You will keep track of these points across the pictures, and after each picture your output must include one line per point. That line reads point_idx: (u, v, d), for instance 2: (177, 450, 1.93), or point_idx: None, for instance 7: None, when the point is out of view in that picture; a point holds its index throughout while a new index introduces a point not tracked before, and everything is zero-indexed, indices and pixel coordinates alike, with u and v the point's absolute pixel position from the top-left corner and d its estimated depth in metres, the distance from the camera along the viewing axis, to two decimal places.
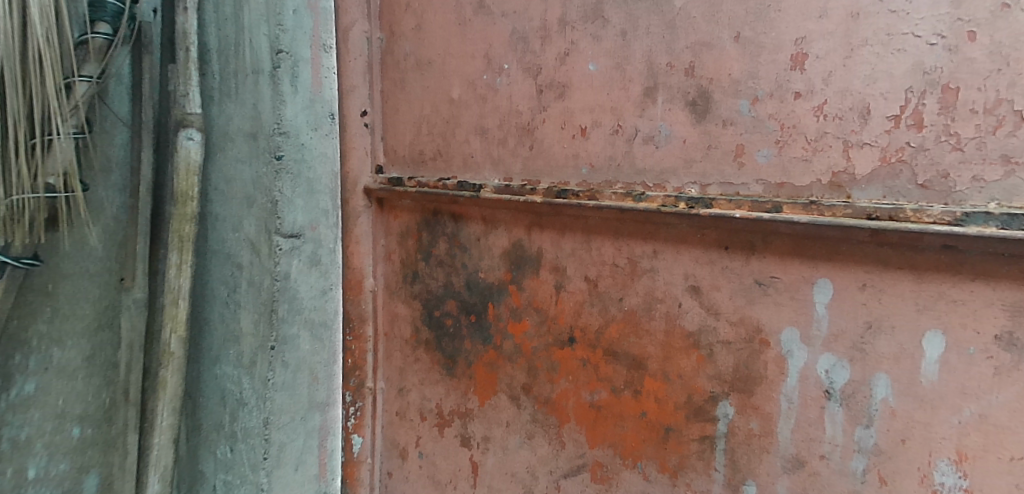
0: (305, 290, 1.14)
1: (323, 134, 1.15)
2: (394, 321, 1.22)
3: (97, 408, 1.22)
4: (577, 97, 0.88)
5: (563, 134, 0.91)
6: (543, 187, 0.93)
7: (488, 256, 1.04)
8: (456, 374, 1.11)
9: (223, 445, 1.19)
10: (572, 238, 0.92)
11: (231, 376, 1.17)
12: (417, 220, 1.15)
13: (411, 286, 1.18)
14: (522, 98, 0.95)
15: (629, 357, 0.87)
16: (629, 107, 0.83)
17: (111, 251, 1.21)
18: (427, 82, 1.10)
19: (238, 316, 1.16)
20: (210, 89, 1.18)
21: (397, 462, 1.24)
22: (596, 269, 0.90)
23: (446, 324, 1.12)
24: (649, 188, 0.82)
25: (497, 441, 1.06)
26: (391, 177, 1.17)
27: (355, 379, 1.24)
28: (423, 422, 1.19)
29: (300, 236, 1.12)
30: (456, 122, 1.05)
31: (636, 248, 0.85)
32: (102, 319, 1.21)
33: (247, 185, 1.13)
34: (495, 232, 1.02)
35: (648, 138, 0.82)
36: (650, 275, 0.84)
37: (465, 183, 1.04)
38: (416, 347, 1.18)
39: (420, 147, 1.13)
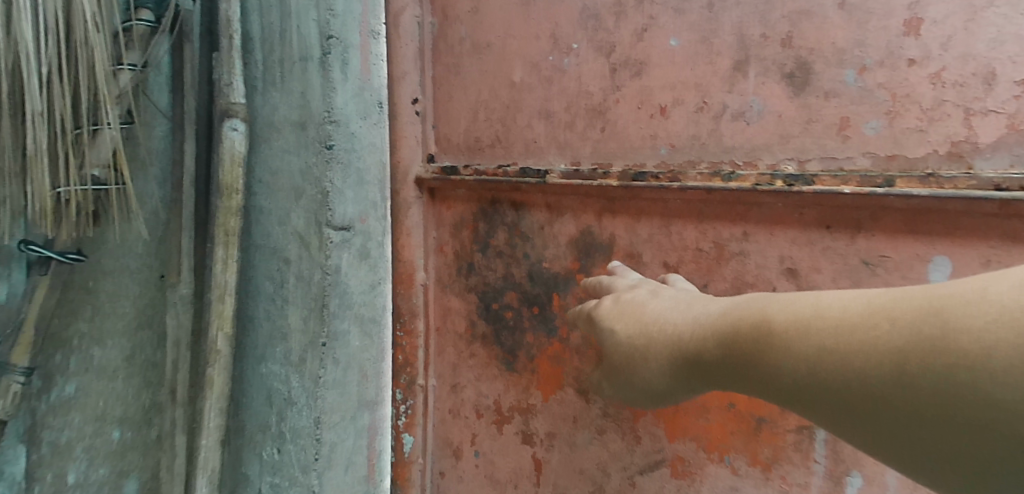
0: (355, 284, 1.10)
1: (371, 123, 1.11)
2: (447, 315, 1.18)
3: (138, 410, 1.18)
4: (656, 75, 0.86)
5: (639, 114, 0.89)
6: (617, 171, 0.90)
7: (554, 245, 1.00)
8: (517, 369, 1.07)
9: (270, 447, 1.15)
10: (650, 223, 0.89)
11: (278, 374, 1.13)
12: (472, 210, 1.11)
13: (465, 278, 1.14)
14: (593, 78, 0.92)
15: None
16: (716, 82, 0.82)
17: (152, 247, 1.17)
18: (485, 66, 1.06)
19: (285, 311, 1.12)
20: (255, 78, 1.14)
21: (451, 461, 1.20)
22: (676, 254, 0.87)
23: (506, 317, 1.08)
24: (738, 166, 0.81)
25: (563, 437, 1.02)
26: (444, 166, 1.13)
27: (406, 375, 1.20)
28: (480, 420, 1.15)
29: (351, 229, 1.08)
30: (518, 106, 1.02)
31: (723, 231, 0.83)
32: (142, 317, 1.17)
33: (295, 176, 1.09)
34: (562, 219, 0.98)
35: (738, 114, 0.80)
36: (739, 259, 0.82)
37: (529, 169, 1.00)
38: (472, 341, 1.14)
39: (476, 134, 1.09)
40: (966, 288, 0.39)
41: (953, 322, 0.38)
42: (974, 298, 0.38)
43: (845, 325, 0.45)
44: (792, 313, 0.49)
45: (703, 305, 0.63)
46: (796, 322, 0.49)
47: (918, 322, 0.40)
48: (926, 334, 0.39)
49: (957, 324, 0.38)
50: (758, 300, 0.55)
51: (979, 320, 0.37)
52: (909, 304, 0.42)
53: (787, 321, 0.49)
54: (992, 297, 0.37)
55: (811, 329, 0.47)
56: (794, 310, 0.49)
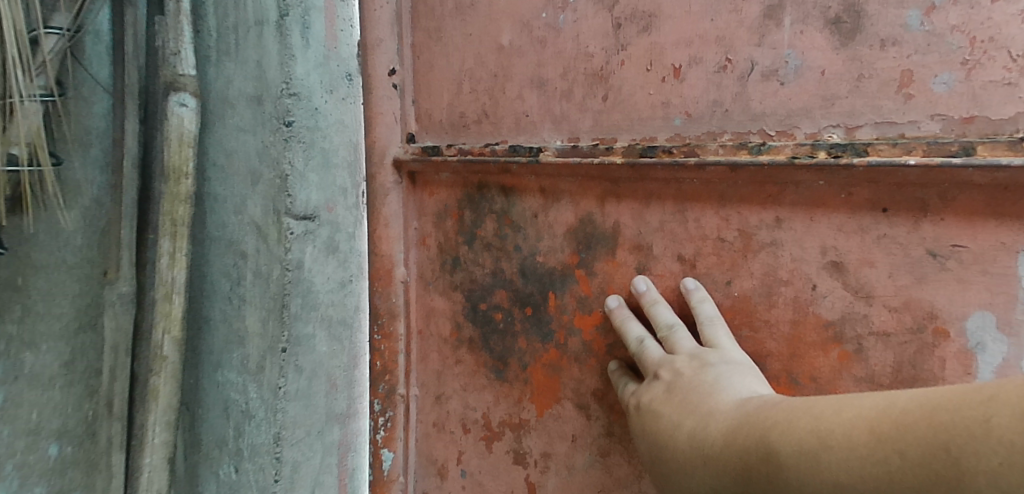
0: (321, 282, 0.95)
1: (339, 98, 0.96)
2: (430, 317, 1.00)
3: (79, 422, 1.01)
4: (668, 29, 0.73)
5: (649, 77, 0.75)
6: (622, 146, 0.77)
7: (549, 236, 0.85)
8: (509, 380, 0.91)
9: (227, 464, 1.00)
10: (661, 208, 0.76)
11: (235, 382, 0.99)
12: (457, 197, 0.95)
13: (450, 275, 0.97)
14: (593, 36, 0.79)
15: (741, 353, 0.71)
16: (742, 35, 0.68)
17: (92, 239, 0.99)
18: (469, 28, 0.91)
19: (243, 312, 0.98)
20: (206, 49, 1.00)
21: (435, 482, 1.01)
22: (694, 246, 0.74)
23: (495, 320, 0.91)
24: (770, 136, 0.67)
25: (560, 459, 0.86)
26: (425, 146, 0.97)
27: (385, 384, 1.02)
28: (466, 436, 0.97)
29: (315, 218, 0.93)
30: (506, 74, 0.87)
31: (750, 217, 0.70)
32: (84, 318, 1.00)
33: (251, 158, 0.95)
34: (558, 205, 0.83)
35: (771, 72, 0.67)
36: (771, 250, 0.69)
37: (519, 146, 0.86)
38: (457, 347, 0.97)
39: (459, 108, 0.94)
40: (966, 418, 0.39)
41: (963, 460, 0.38)
42: (979, 430, 0.38)
43: (853, 459, 0.45)
44: (797, 446, 0.50)
45: (711, 403, 0.64)
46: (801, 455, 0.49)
47: (929, 459, 0.40)
48: (941, 475, 0.39)
49: (969, 465, 0.37)
50: (765, 420, 0.56)
51: (991, 462, 0.36)
52: (914, 437, 0.42)
53: (795, 456, 0.50)
54: (997, 433, 0.37)
55: (819, 463, 0.47)
56: (799, 442, 0.50)
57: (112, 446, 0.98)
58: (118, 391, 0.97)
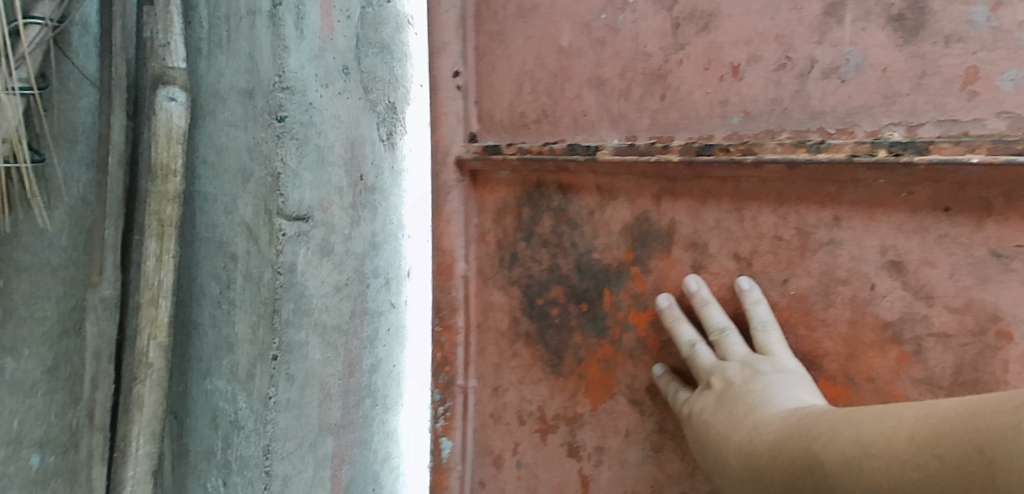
0: (314, 286, 1.03)
1: (335, 92, 1.04)
2: (488, 311, 1.03)
3: (61, 432, 1.10)
4: (727, 28, 0.77)
5: (707, 76, 0.79)
6: (679, 144, 0.80)
7: (605, 233, 0.89)
8: (563, 373, 0.95)
9: (213, 477, 1.09)
10: (717, 207, 0.79)
11: (224, 392, 1.07)
12: (516, 194, 0.99)
13: (508, 270, 1.01)
14: (652, 36, 0.83)
15: (797, 352, 0.74)
16: (802, 33, 0.72)
17: (77, 238, 1.09)
18: (530, 30, 0.95)
19: (232, 317, 1.05)
20: (198, 41, 1.08)
21: (491, 471, 1.04)
22: (749, 244, 0.77)
23: (552, 315, 0.96)
24: (830, 135, 0.70)
25: (613, 453, 0.90)
26: (486, 144, 1.00)
27: (444, 375, 1.06)
28: (521, 428, 1.00)
29: (309, 219, 1.01)
30: (566, 75, 0.92)
31: (808, 216, 0.73)
32: (67, 325, 1.10)
33: (241, 153, 1.03)
34: (614, 203, 0.88)
35: (831, 70, 0.70)
36: (829, 249, 0.72)
37: (577, 145, 0.90)
38: (514, 341, 1.00)
39: (520, 108, 0.97)
40: (996, 420, 0.43)
41: (995, 461, 0.41)
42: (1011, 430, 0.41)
43: (896, 464, 0.50)
44: (842, 453, 0.55)
45: (759, 412, 0.69)
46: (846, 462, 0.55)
47: (962, 459, 0.44)
48: (971, 471, 0.43)
49: (1000, 464, 0.41)
50: (811, 430, 0.61)
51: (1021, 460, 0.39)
52: (949, 441, 0.46)
53: (839, 462, 0.55)
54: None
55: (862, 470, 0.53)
56: (842, 449, 0.56)
57: (93, 459, 1.08)
58: (102, 401, 1.07)
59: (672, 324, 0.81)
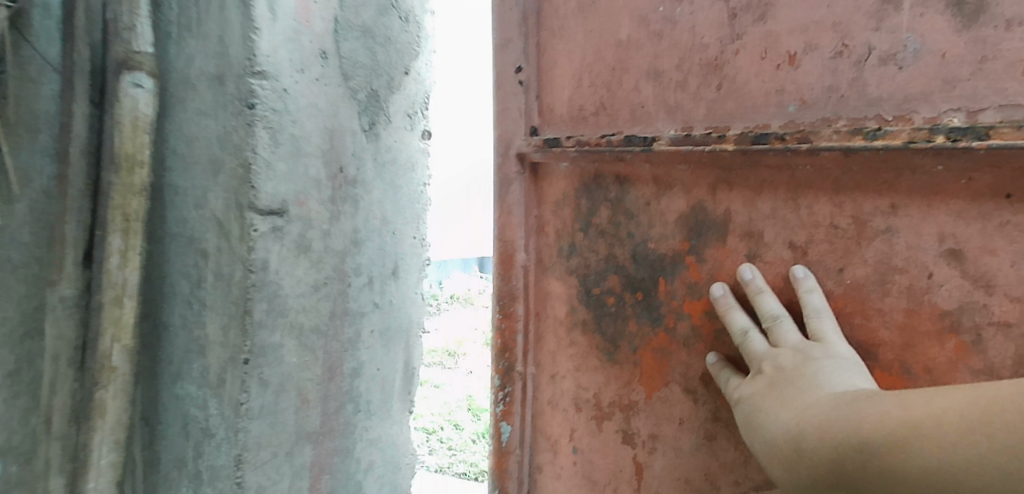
0: (287, 281, 1.36)
1: (307, 78, 1.37)
2: (547, 300, 1.14)
3: (24, 438, 1.33)
4: (783, 17, 0.87)
5: (764, 64, 0.89)
6: (735, 134, 0.90)
7: (661, 223, 0.99)
8: (619, 362, 1.06)
9: (187, 481, 1.43)
10: (773, 196, 0.89)
11: (195, 392, 1.41)
12: (574, 186, 1.09)
13: (566, 261, 1.11)
14: (709, 27, 0.93)
15: (855, 341, 0.84)
16: (859, 21, 0.82)
17: (37, 233, 1.31)
18: (591, 25, 1.06)
19: (203, 315, 1.38)
20: (171, 29, 1.38)
21: (548, 456, 1.16)
22: (807, 233, 0.87)
23: (608, 304, 1.06)
24: (887, 121, 0.80)
25: (667, 440, 1.02)
26: (547, 138, 1.10)
27: (505, 361, 1.17)
28: (579, 415, 1.12)
29: (279, 210, 1.32)
30: (624, 67, 1.02)
31: (865, 205, 0.83)
32: (28, 325, 1.32)
33: (212, 140, 1.33)
34: (670, 193, 0.98)
35: (889, 56, 0.80)
36: (886, 237, 0.82)
37: (634, 137, 0.99)
38: (571, 329, 1.11)
39: (579, 102, 1.07)
40: None
41: None
42: None
43: (951, 444, 0.66)
44: (893, 432, 0.70)
45: (805, 395, 0.80)
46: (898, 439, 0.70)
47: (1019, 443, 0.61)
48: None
49: None
50: (856, 411, 0.75)
51: None
52: (1002, 430, 0.63)
53: (890, 441, 0.70)
54: None
55: (917, 448, 0.68)
56: (897, 430, 0.70)
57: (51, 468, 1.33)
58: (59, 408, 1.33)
59: (723, 313, 0.91)
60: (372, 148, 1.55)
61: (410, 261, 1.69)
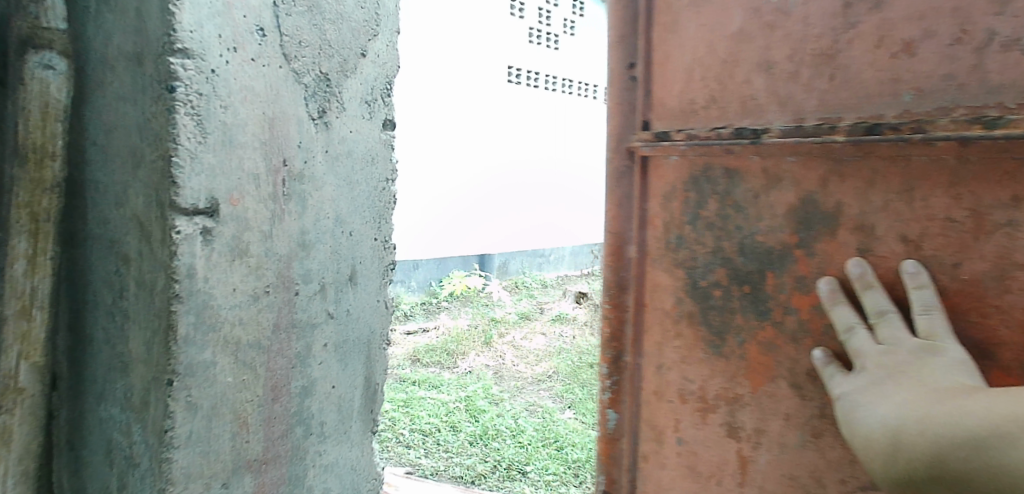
0: (200, 260, 2.11)
1: (236, 63, 2.15)
2: (656, 292, 1.73)
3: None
4: (897, 7, 1.30)
5: (875, 51, 1.33)
6: (849, 124, 1.36)
7: (773, 212, 1.49)
8: (726, 355, 1.62)
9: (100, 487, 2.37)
10: (888, 191, 1.32)
11: (115, 413, 2.29)
12: (683, 178, 1.64)
13: (675, 250, 1.68)
14: (817, 19, 1.41)
15: (977, 341, 1.26)
16: (979, 8, 1.21)
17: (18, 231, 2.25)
18: (702, 21, 1.61)
19: (126, 341, 2.23)
20: (100, 43, 2.21)
21: (653, 444, 1.78)
22: (920, 230, 1.29)
23: (714, 296, 1.62)
24: (1010, 108, 1.17)
25: (773, 433, 1.57)
26: (658, 132, 1.68)
27: (610, 352, 1.83)
28: (684, 407, 1.71)
29: (201, 205, 2.10)
30: (735, 61, 1.55)
31: (985, 201, 1.22)
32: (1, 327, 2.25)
33: (133, 126, 2.13)
34: (780, 185, 1.47)
35: (1012, 41, 1.17)
36: (1007, 230, 1.20)
37: (746, 129, 1.51)
38: (679, 325, 1.69)
39: (692, 95, 1.63)
40: None
41: None
42: None
43: None
44: (987, 424, 1.15)
45: (908, 387, 1.25)
46: (988, 433, 1.15)
47: None
48: None
49: None
50: (967, 418, 1.17)
51: None
52: None
53: (1007, 446, 1.13)
54: None
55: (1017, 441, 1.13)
56: (998, 425, 1.14)
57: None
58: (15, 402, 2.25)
59: (831, 305, 1.40)
60: (321, 139, 2.48)
61: (364, 269, 2.72)
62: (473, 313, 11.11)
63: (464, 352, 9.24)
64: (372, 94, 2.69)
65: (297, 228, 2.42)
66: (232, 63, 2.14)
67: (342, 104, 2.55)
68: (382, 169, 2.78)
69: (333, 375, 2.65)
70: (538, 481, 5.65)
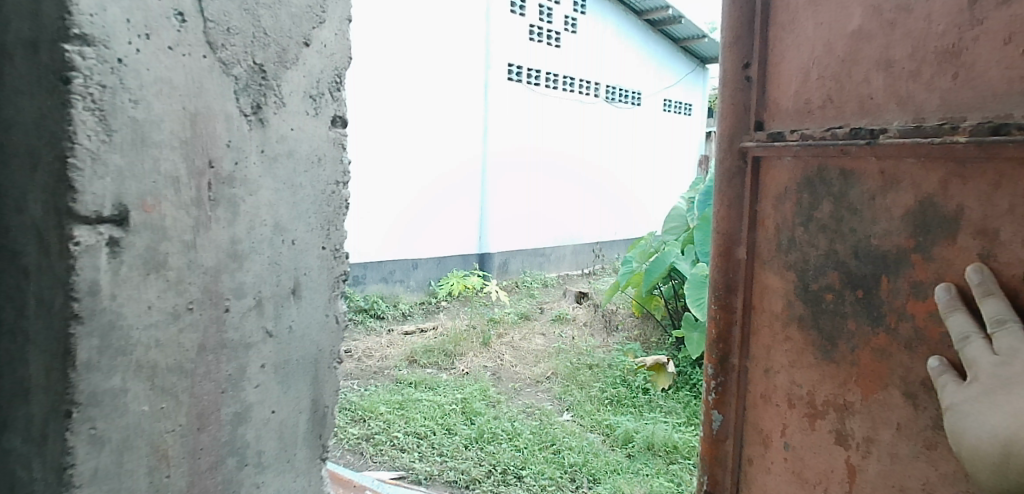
0: (106, 277, 1.86)
1: (150, 52, 1.89)
2: (767, 295, 2.41)
3: None
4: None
5: (1005, 48, 1.62)
6: (965, 128, 1.68)
7: (890, 219, 1.91)
8: (837, 358, 2.12)
9: None
10: (1002, 191, 1.62)
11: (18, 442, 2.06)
12: (795, 177, 2.24)
13: (789, 250, 2.29)
14: (948, 14, 1.74)
15: None
16: None
17: None
18: (820, 23, 2.15)
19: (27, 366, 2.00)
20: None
21: (762, 446, 2.46)
22: None
23: (824, 296, 2.17)
24: None
25: (886, 442, 1.97)
26: (767, 133, 2.35)
27: (717, 352, 2.61)
28: (791, 409, 2.31)
29: (110, 212, 1.85)
30: (852, 62, 2.03)
31: None
32: None
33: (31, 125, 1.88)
34: (897, 190, 1.88)
35: None
36: None
37: (863, 129, 1.97)
38: (787, 327, 2.32)
39: (805, 98, 2.21)
40: None
41: None
42: None
43: None
44: None
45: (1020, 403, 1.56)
46: None
47: None
48: None
49: None
50: None
51: None
52: None
53: None
54: None
55: None
56: None
57: None
58: None
59: (949, 311, 1.73)
60: (257, 137, 2.22)
61: (308, 284, 2.48)
62: (472, 314, 10.83)
63: (463, 353, 9.04)
64: (318, 88, 2.44)
65: (226, 237, 2.16)
66: (142, 52, 1.87)
67: (281, 99, 2.30)
68: (331, 171, 2.53)
69: (273, 398, 2.40)
70: (532, 487, 5.40)
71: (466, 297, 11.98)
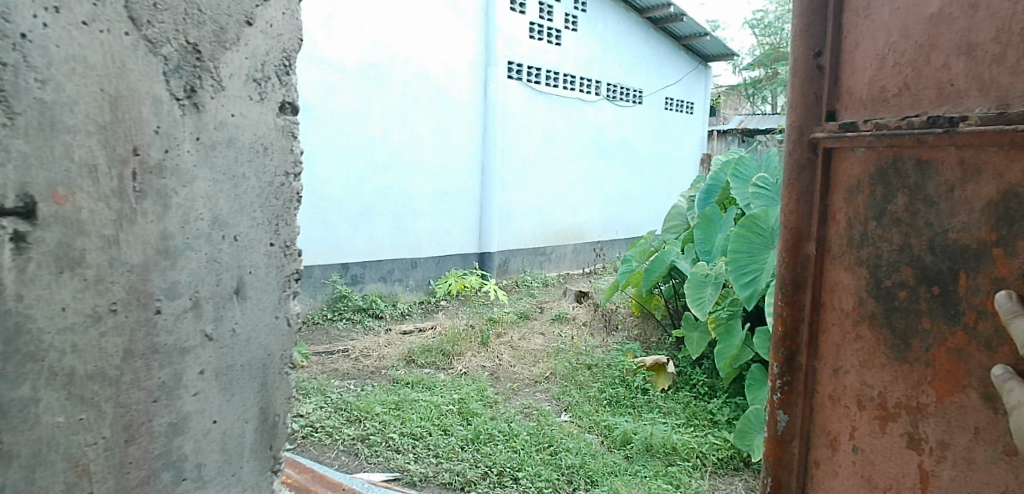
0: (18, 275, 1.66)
1: (64, 24, 1.70)
2: (836, 290, 1.97)
3: None
4: None
5: None
6: None
7: (969, 212, 1.55)
8: (909, 359, 1.73)
9: None
10: None
11: None
12: (869, 171, 1.83)
13: (858, 248, 1.88)
14: None
15: None
16: None
17: None
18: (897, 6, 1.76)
19: None
20: None
21: (829, 448, 2.02)
22: None
23: (898, 294, 1.76)
24: None
25: (960, 450, 1.61)
26: (842, 124, 1.93)
27: (784, 350, 2.16)
28: (863, 413, 1.88)
29: (21, 201, 1.65)
30: (933, 47, 1.65)
31: None
32: None
33: None
34: (984, 183, 1.51)
35: None
36: None
37: (941, 119, 1.60)
38: (858, 325, 1.89)
39: (880, 85, 1.80)
40: None
41: None
42: None
43: None
44: None
45: None
46: None
47: None
48: None
49: None
50: None
51: None
52: None
53: None
54: None
55: None
56: None
57: None
58: None
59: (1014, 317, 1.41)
60: (195, 120, 2.04)
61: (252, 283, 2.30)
62: (471, 313, 10.67)
63: (462, 352, 8.87)
64: (263, 70, 2.27)
65: (156, 232, 1.96)
66: (50, 27, 1.67)
67: (219, 82, 2.11)
68: (279, 161, 2.36)
69: (213, 407, 2.22)
70: (528, 489, 5.22)
71: (466, 297, 12.06)
